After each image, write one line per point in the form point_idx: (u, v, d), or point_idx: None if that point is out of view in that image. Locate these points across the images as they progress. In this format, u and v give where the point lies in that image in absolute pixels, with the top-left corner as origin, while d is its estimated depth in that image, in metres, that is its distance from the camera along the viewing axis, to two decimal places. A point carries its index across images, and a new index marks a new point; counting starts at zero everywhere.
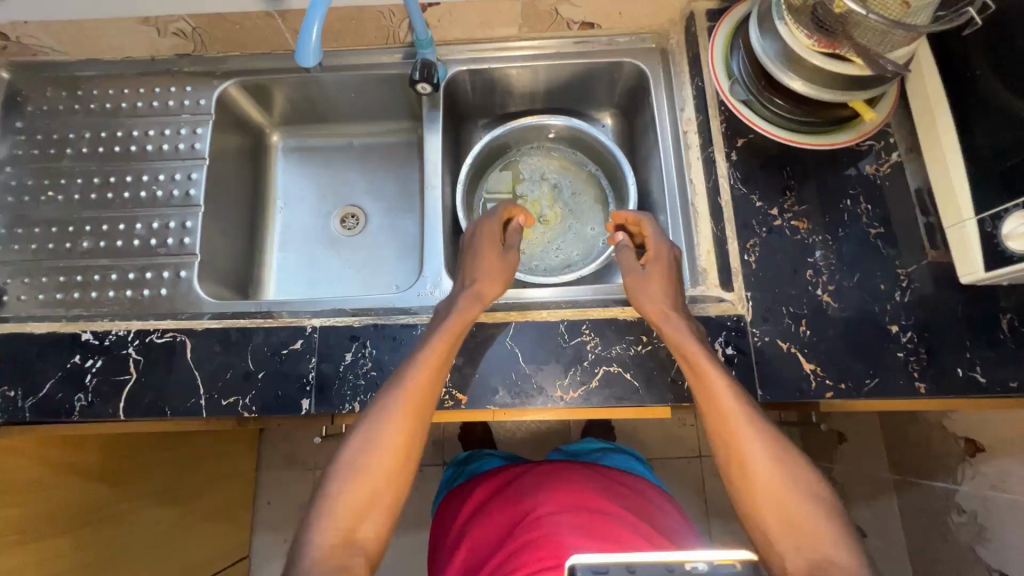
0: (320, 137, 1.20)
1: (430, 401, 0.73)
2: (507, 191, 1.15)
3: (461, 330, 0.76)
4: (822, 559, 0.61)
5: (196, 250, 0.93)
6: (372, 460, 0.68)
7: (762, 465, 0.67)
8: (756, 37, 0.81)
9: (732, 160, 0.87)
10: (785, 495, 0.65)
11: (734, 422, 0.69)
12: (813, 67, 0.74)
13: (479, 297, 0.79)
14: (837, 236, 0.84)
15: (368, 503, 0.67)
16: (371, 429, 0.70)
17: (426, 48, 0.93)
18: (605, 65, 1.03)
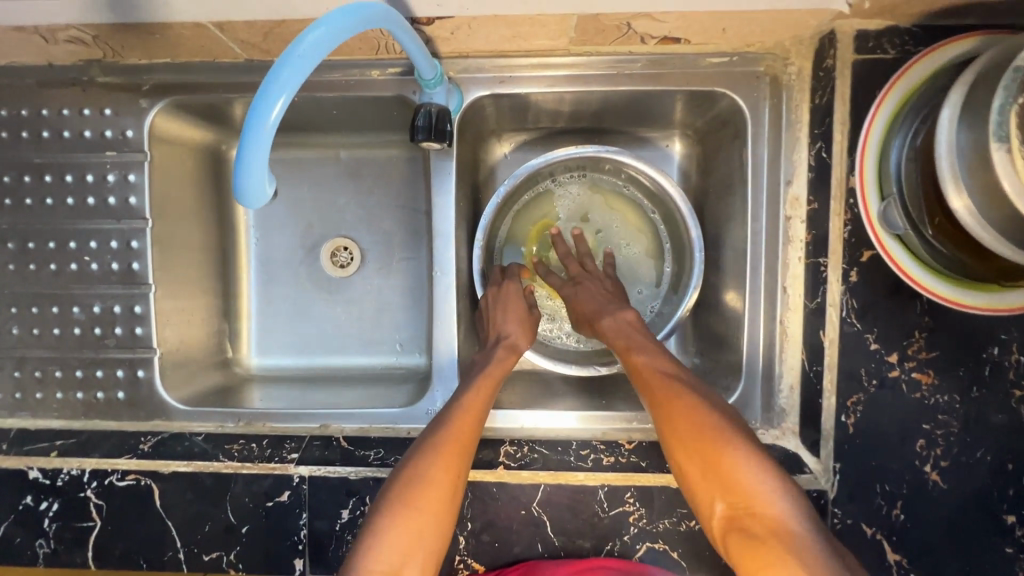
0: (299, 148, 0.93)
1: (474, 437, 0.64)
2: (537, 236, 0.90)
3: (502, 368, 0.71)
4: (746, 510, 0.50)
5: (154, 343, 0.76)
6: (415, 496, 0.58)
7: (699, 436, 0.55)
8: (940, 148, 0.52)
9: (849, 283, 0.64)
10: (709, 448, 0.54)
11: (673, 399, 0.59)
12: (1000, 204, 0.48)
13: (513, 346, 0.74)
14: (969, 396, 0.64)
15: (411, 546, 0.55)
16: (411, 466, 0.60)
17: (435, 87, 0.65)
18: (688, 93, 0.72)
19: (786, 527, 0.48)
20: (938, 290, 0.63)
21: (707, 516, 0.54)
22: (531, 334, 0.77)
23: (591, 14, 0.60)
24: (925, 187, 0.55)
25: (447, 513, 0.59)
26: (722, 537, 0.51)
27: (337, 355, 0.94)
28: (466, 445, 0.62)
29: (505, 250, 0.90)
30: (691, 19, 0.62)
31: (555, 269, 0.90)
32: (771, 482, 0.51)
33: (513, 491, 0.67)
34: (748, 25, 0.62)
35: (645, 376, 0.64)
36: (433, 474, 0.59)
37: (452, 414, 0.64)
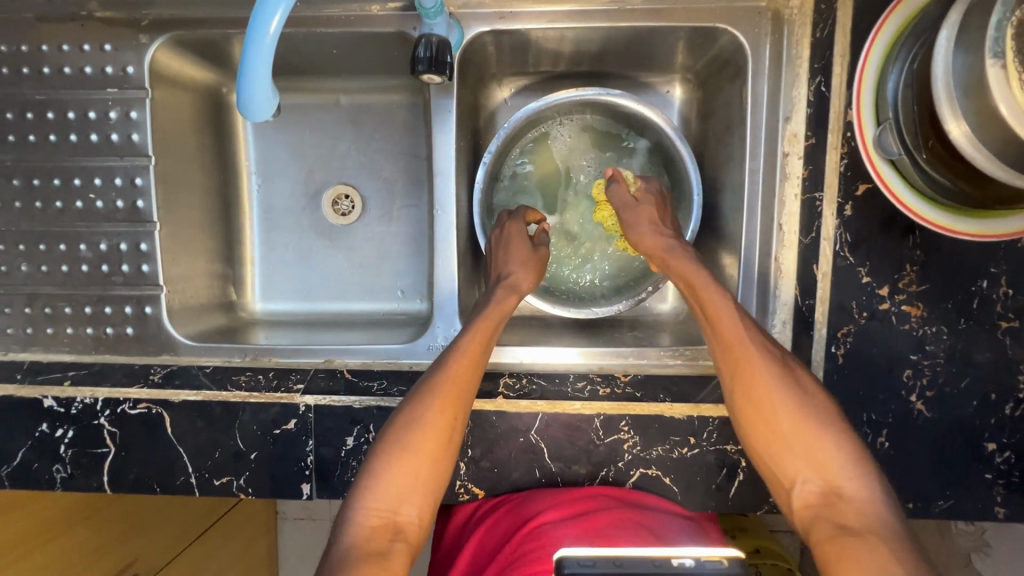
0: (299, 94, 0.93)
1: (473, 383, 0.65)
2: (537, 182, 0.90)
3: (503, 311, 0.71)
4: (831, 491, 0.54)
5: (160, 281, 0.77)
6: (412, 442, 0.60)
7: (783, 416, 0.58)
8: (941, 71, 0.52)
9: (844, 217, 0.66)
10: (796, 429, 0.57)
11: (752, 366, 0.60)
12: (994, 123, 0.48)
13: (514, 287, 0.74)
14: (955, 328, 0.66)
15: (409, 487, 0.58)
16: (409, 412, 0.61)
17: (435, 18, 0.64)
18: (690, 30, 0.72)
19: (867, 510, 0.52)
20: (926, 216, 0.63)
21: (781, 489, 0.57)
22: (538, 277, 0.78)
23: None
24: (925, 116, 0.55)
25: (446, 457, 0.61)
26: (802, 513, 0.55)
27: (340, 301, 0.96)
28: (463, 393, 0.63)
29: (503, 195, 0.90)
30: None
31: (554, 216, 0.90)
32: (851, 467, 0.55)
33: (512, 419, 0.69)
34: None
35: (722, 327, 0.62)
36: (429, 421, 0.61)
37: (450, 359, 0.65)
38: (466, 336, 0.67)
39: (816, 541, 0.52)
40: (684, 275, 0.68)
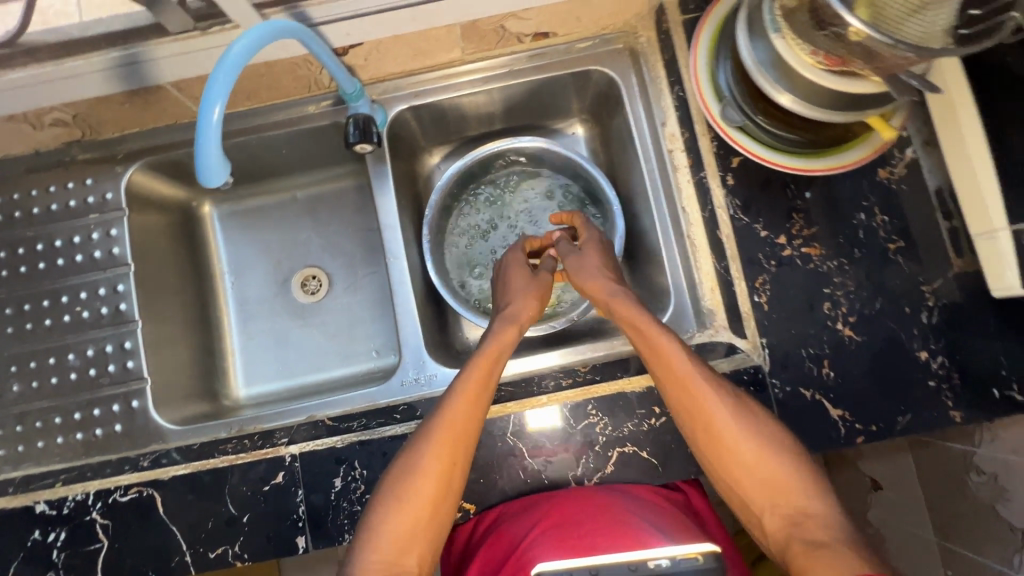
0: (262, 197, 1.06)
1: (473, 428, 0.66)
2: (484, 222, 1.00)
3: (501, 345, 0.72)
4: (797, 513, 0.59)
5: (146, 374, 0.83)
6: (408, 491, 0.61)
7: (733, 436, 0.63)
8: (745, 50, 0.66)
9: (728, 187, 0.77)
10: (756, 454, 0.62)
11: (702, 395, 0.64)
12: (805, 81, 0.62)
13: (512, 318, 0.76)
14: (853, 257, 0.75)
15: (405, 538, 0.60)
16: (406, 463, 0.63)
17: (357, 100, 0.79)
18: (570, 76, 0.88)
19: (827, 523, 0.57)
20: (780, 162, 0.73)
21: (752, 515, 0.62)
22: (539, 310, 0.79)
23: (471, 21, 0.77)
24: (751, 87, 0.69)
25: (445, 505, 0.63)
26: (777, 534, 0.59)
27: (319, 370, 1.01)
28: (464, 441, 0.64)
29: (453, 230, 1.00)
30: (547, 13, 0.79)
31: (494, 252, 1.00)
32: (811, 488, 0.60)
33: (489, 425, 0.74)
34: (591, 9, 0.80)
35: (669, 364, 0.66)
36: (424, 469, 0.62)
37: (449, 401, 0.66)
38: (469, 371, 0.68)
39: (794, 554, 0.56)
40: (617, 304, 0.72)
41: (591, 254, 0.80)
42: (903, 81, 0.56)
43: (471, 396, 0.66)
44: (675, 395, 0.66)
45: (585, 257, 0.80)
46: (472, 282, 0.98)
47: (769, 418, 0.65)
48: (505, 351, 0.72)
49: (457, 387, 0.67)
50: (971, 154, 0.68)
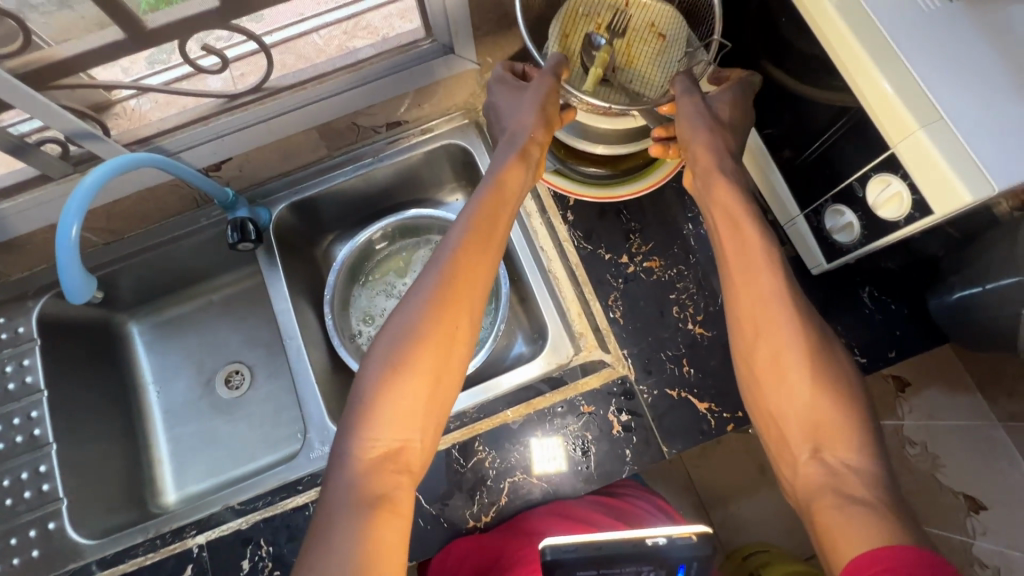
0: (179, 306, 1.13)
1: (479, 286, 0.66)
2: (400, 281, 1.10)
3: (506, 187, 0.71)
4: (839, 467, 0.55)
5: (61, 493, 0.86)
6: (410, 341, 0.60)
7: (789, 356, 0.60)
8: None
9: (569, 222, 0.86)
10: (802, 378, 0.59)
11: (763, 294, 0.62)
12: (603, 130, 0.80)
13: (516, 147, 0.73)
14: (690, 263, 0.83)
15: (406, 415, 0.59)
16: (403, 325, 0.61)
17: (236, 206, 0.91)
18: (430, 151, 1.01)
19: (875, 485, 0.53)
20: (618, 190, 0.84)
21: (790, 453, 0.59)
22: (543, 131, 0.74)
23: (325, 123, 0.90)
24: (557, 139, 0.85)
25: (443, 397, 0.62)
26: (806, 479, 0.56)
27: (246, 463, 1.05)
28: (468, 303, 0.64)
29: (371, 278, 1.10)
30: (391, 106, 0.92)
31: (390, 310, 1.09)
32: (864, 447, 0.55)
33: None
34: (427, 96, 0.93)
35: (744, 249, 0.64)
36: (422, 337, 0.61)
37: (452, 243, 0.66)
38: (474, 209, 0.68)
39: (817, 509, 0.53)
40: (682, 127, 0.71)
41: (723, 108, 0.72)
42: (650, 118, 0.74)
43: (483, 249, 0.67)
44: (738, 294, 0.64)
45: (705, 110, 0.69)
46: (360, 327, 1.07)
47: (840, 349, 0.61)
48: (511, 195, 0.72)
49: (460, 254, 0.65)
50: (759, 160, 0.82)
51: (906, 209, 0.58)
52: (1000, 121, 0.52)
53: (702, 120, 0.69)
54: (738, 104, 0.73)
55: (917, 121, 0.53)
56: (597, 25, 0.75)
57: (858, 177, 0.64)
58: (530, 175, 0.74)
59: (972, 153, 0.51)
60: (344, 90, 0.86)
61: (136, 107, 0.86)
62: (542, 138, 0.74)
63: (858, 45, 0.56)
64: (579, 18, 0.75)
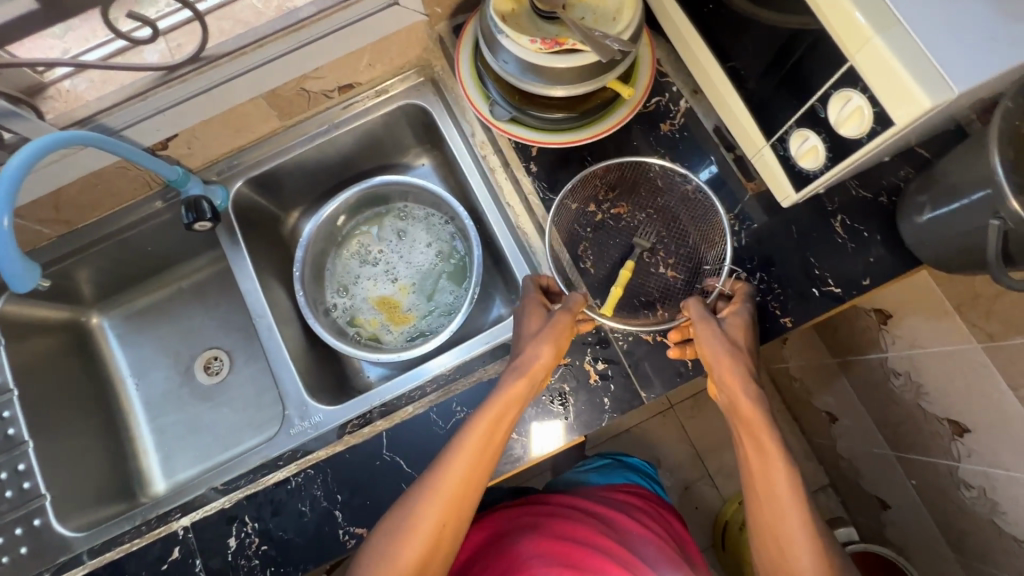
0: (149, 297, 1.11)
1: (481, 473, 0.66)
2: (372, 247, 1.08)
3: (509, 399, 0.68)
4: None
5: (43, 490, 0.87)
6: (398, 548, 0.61)
7: (788, 510, 0.61)
8: (491, 58, 0.73)
9: (533, 173, 0.84)
10: (789, 504, 0.61)
11: (746, 407, 0.66)
12: (554, 70, 0.69)
13: (522, 368, 0.70)
14: (658, 206, 0.82)
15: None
16: (396, 520, 0.63)
17: (187, 183, 0.88)
18: (386, 115, 0.98)
19: None
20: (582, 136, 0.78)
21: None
22: (553, 361, 0.71)
23: (271, 92, 0.86)
24: (510, 86, 0.76)
25: (441, 553, 0.63)
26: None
27: (233, 447, 1.04)
28: (466, 500, 0.64)
29: (344, 245, 1.08)
30: (338, 69, 0.88)
31: (364, 277, 1.07)
32: None
33: (362, 448, 0.77)
34: (377, 55, 0.89)
35: (719, 360, 0.68)
36: (416, 530, 0.62)
37: (462, 441, 0.66)
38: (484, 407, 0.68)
39: None
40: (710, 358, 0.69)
41: (733, 332, 0.70)
42: (608, 46, 0.65)
43: (487, 442, 0.66)
44: (743, 406, 0.67)
45: (724, 334, 0.69)
46: (335, 299, 1.05)
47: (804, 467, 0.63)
48: (527, 386, 0.69)
49: (461, 449, 0.65)
50: (722, 91, 0.77)
51: (867, 124, 0.56)
52: (951, 21, 0.50)
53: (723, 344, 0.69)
54: (747, 324, 0.72)
55: (872, 29, 0.51)
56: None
57: (819, 97, 0.62)
58: (536, 386, 0.71)
59: (929, 55, 0.50)
60: (284, 54, 0.80)
61: (72, 88, 0.79)
62: (547, 369, 0.70)
63: None
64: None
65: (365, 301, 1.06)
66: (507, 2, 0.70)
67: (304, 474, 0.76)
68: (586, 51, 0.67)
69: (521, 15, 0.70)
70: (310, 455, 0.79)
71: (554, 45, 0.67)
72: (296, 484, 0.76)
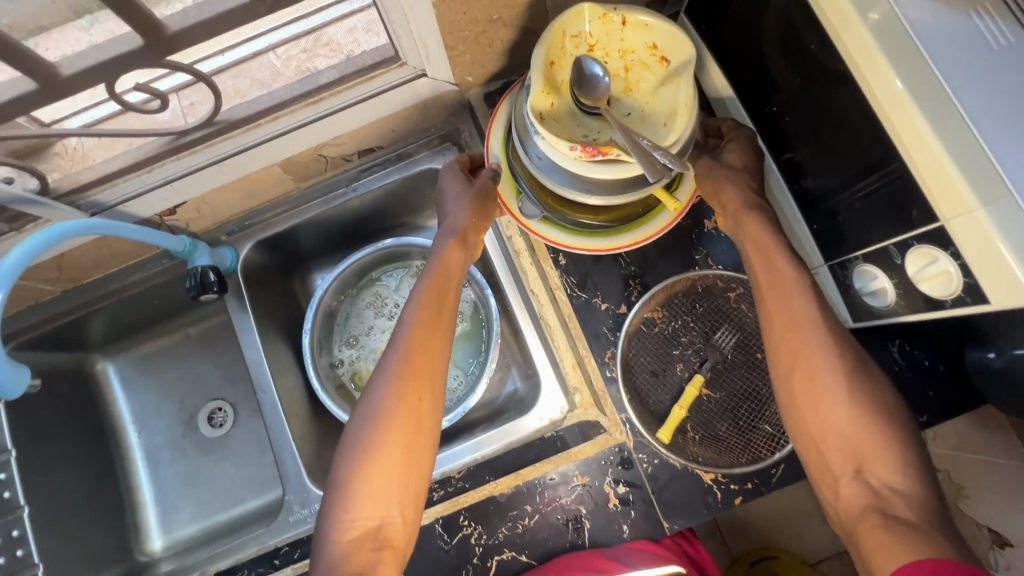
0: (156, 342, 1.07)
1: (437, 367, 0.67)
2: (391, 299, 1.01)
3: (447, 264, 0.69)
4: (880, 488, 0.54)
5: (37, 559, 0.83)
6: (377, 428, 0.62)
7: (823, 379, 0.58)
8: (523, 154, 0.67)
9: (561, 267, 0.77)
10: (832, 377, 0.58)
11: (796, 321, 0.60)
12: (594, 180, 0.63)
13: (452, 231, 0.70)
14: (696, 314, 0.75)
15: (383, 491, 0.61)
16: (358, 436, 0.62)
17: (195, 253, 0.83)
18: (409, 177, 0.91)
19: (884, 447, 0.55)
20: (620, 241, 0.72)
21: (811, 426, 0.59)
22: (481, 221, 0.72)
23: (287, 159, 0.81)
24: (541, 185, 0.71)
25: (427, 431, 0.65)
26: (847, 501, 0.56)
27: (232, 506, 1.01)
28: (432, 369, 0.66)
29: (362, 296, 1.02)
30: (360, 135, 0.82)
31: (378, 329, 1.01)
32: (899, 469, 0.54)
33: None
34: (403, 120, 0.83)
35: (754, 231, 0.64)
36: (385, 443, 0.62)
37: (407, 319, 0.67)
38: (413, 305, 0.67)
39: (864, 536, 0.53)
40: (755, 238, 0.64)
41: (734, 157, 0.68)
42: (656, 163, 0.57)
43: (436, 317, 0.67)
44: (779, 309, 0.61)
45: (721, 160, 0.69)
46: (342, 350, 0.99)
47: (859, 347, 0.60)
48: (459, 265, 0.71)
49: (407, 341, 0.65)
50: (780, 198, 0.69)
51: (954, 290, 0.49)
52: None
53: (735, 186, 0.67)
54: (746, 145, 0.69)
55: (977, 198, 0.43)
56: (588, 46, 0.64)
57: (895, 241, 0.54)
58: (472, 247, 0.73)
59: None
60: (303, 124, 0.75)
61: (79, 145, 0.75)
62: (480, 224, 0.72)
63: (909, 103, 0.45)
64: (567, 41, 0.63)
65: (374, 353, 0.99)
66: (546, 96, 0.62)
67: None
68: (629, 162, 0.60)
69: (560, 108, 0.63)
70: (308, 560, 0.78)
71: (596, 152, 0.60)
72: None
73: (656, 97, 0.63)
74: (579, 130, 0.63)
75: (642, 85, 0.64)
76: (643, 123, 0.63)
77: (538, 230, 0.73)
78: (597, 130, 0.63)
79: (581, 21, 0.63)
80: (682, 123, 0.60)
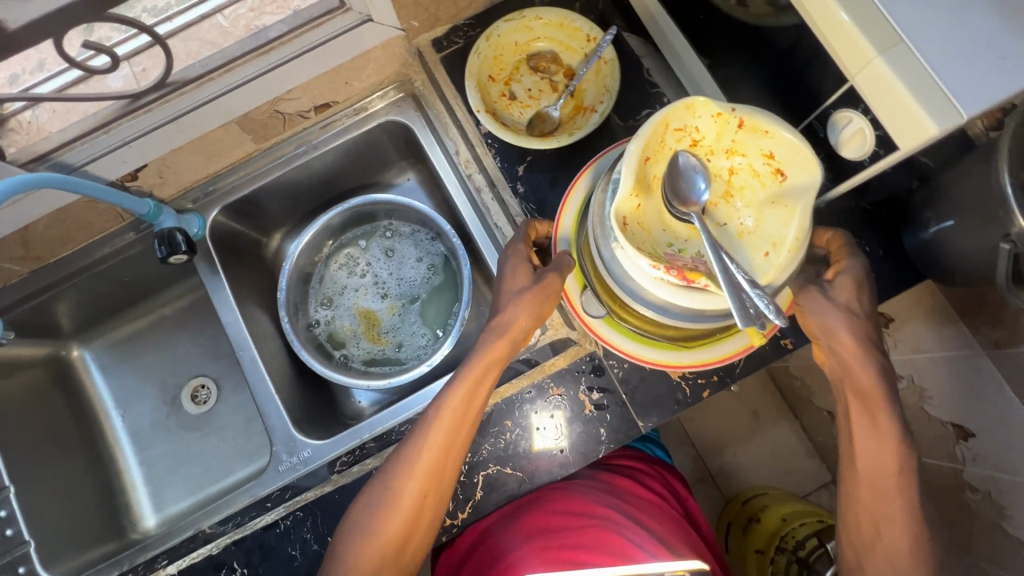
0: (130, 326, 1.07)
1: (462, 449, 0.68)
2: (363, 261, 1.04)
3: (491, 358, 0.67)
4: (885, 523, 0.64)
5: (27, 537, 0.85)
6: (377, 527, 0.66)
7: (886, 457, 0.63)
8: (596, 253, 0.64)
9: (520, 194, 0.82)
10: (891, 455, 0.63)
11: (873, 392, 0.63)
12: (663, 296, 0.59)
13: (500, 328, 0.67)
14: None
15: (389, 551, 0.66)
16: (379, 488, 0.67)
17: (160, 215, 0.86)
18: (368, 132, 0.94)
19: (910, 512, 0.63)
20: (688, 360, 0.71)
21: (856, 478, 0.65)
22: (535, 318, 0.68)
23: (243, 116, 0.82)
24: (607, 291, 0.69)
25: (434, 515, 0.68)
26: (882, 538, 0.64)
27: (223, 477, 1.01)
28: (449, 461, 0.67)
29: (334, 259, 1.03)
30: (314, 90, 0.85)
31: (352, 288, 1.03)
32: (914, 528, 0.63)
33: (351, 488, 0.76)
34: (353, 72, 0.85)
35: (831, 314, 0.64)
36: (397, 509, 0.66)
37: (445, 400, 0.67)
38: (454, 383, 0.67)
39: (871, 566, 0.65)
40: (832, 329, 0.64)
41: (847, 298, 0.65)
42: (747, 307, 0.52)
43: (472, 405, 0.67)
44: (861, 379, 0.63)
45: (836, 302, 0.65)
46: (319, 311, 1.01)
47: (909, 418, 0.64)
48: (503, 355, 0.68)
49: (438, 422, 0.66)
50: None
51: (870, 147, 0.53)
52: (954, 49, 0.46)
53: (848, 324, 0.64)
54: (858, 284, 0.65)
55: (874, 48, 0.48)
56: (691, 141, 0.60)
57: (818, 115, 0.58)
58: (518, 343, 0.69)
59: (936, 78, 0.46)
60: (253, 78, 0.76)
61: (33, 119, 0.75)
62: (529, 328, 0.68)
63: None
64: (667, 134, 0.59)
65: (351, 311, 1.02)
66: (634, 197, 0.58)
67: (293, 516, 0.76)
68: (716, 293, 0.56)
69: (647, 210, 0.60)
70: (300, 497, 0.78)
71: (683, 277, 0.55)
72: (284, 527, 0.76)
73: (759, 218, 0.58)
74: (663, 238, 0.60)
75: (745, 199, 0.59)
76: (738, 239, 0.59)
77: (601, 332, 0.72)
78: (684, 238, 0.61)
79: (688, 115, 0.58)
80: (785, 261, 0.55)
